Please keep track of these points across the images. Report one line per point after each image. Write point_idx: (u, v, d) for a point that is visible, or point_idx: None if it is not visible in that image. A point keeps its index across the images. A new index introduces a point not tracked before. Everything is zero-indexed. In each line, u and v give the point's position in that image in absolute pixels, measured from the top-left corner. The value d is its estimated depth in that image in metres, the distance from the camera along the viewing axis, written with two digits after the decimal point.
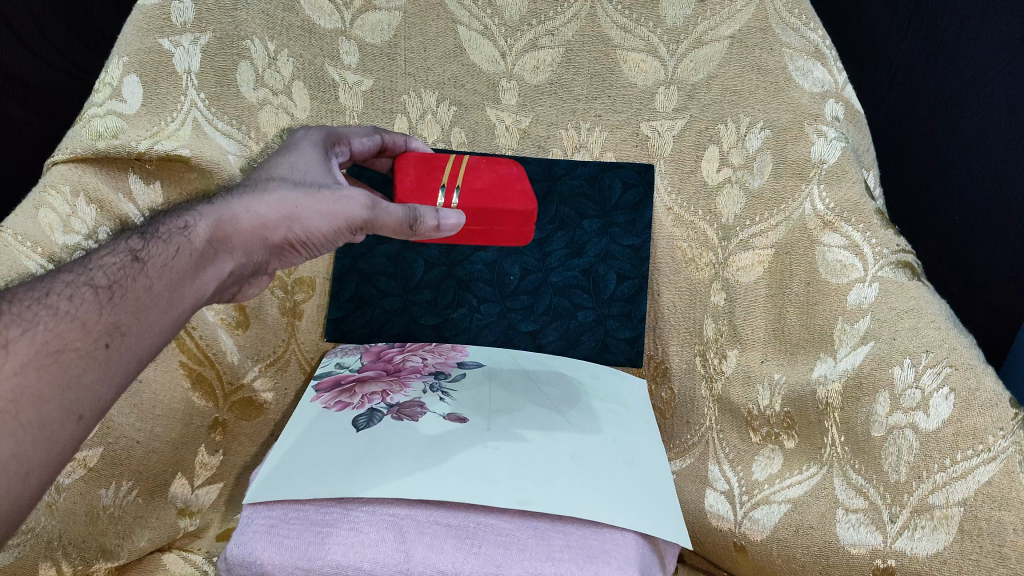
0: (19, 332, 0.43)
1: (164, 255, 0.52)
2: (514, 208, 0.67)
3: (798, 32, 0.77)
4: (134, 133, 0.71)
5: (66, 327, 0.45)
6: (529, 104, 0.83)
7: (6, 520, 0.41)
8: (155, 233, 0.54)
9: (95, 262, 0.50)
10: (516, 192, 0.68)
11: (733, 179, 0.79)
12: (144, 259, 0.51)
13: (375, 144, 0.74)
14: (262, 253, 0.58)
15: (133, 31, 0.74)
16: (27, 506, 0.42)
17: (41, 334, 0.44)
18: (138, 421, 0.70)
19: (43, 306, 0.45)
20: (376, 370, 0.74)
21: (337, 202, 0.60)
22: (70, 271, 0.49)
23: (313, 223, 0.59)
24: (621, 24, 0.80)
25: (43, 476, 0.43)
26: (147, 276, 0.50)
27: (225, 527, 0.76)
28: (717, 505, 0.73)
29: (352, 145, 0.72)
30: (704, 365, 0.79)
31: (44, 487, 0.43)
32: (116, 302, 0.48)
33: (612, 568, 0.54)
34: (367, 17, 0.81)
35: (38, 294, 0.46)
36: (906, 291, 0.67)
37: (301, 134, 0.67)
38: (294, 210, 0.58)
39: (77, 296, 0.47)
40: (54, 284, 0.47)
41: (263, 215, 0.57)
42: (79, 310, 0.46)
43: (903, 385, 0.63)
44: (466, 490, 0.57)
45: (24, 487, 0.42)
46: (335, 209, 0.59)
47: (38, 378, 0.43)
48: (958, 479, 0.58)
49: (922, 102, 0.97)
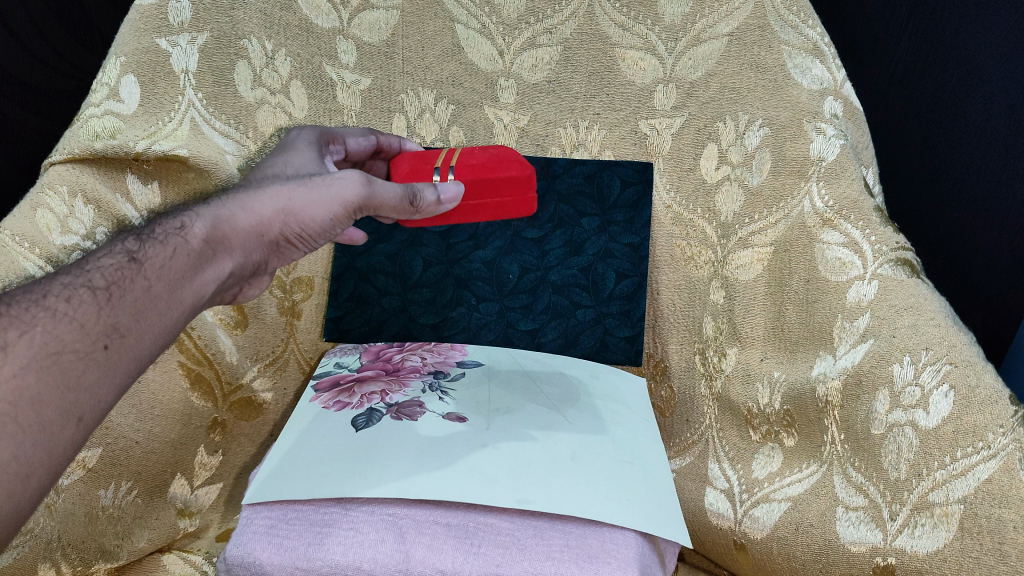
0: (18, 333, 0.43)
1: (162, 255, 0.52)
2: (512, 175, 0.70)
3: (797, 30, 0.77)
4: (132, 133, 0.71)
5: (65, 328, 0.45)
6: (527, 102, 0.83)
7: (6, 524, 0.41)
8: (152, 234, 0.54)
9: (93, 264, 0.50)
10: (511, 162, 0.72)
11: (732, 176, 0.78)
12: (141, 260, 0.51)
13: (370, 144, 0.74)
14: (260, 251, 0.58)
15: (131, 30, 0.74)
16: (27, 509, 0.42)
17: (40, 336, 0.44)
18: (137, 421, 0.70)
19: (41, 307, 0.45)
20: (376, 369, 0.74)
21: (333, 186, 0.60)
22: (68, 273, 0.49)
23: (311, 213, 0.59)
24: (619, 22, 0.80)
25: (44, 479, 0.43)
26: (145, 276, 0.50)
27: (225, 527, 0.76)
28: (717, 503, 0.73)
29: (347, 145, 0.72)
30: (704, 363, 0.79)
31: (44, 491, 0.43)
32: (115, 302, 0.48)
33: (612, 567, 0.54)
34: (365, 16, 0.81)
35: (36, 295, 0.46)
36: (906, 288, 0.67)
37: (295, 135, 0.69)
38: (291, 203, 0.58)
39: (75, 297, 0.47)
40: (52, 286, 0.47)
41: (261, 212, 0.57)
42: (78, 311, 0.46)
43: (903, 382, 0.63)
44: (465, 490, 0.57)
45: (25, 490, 0.41)
46: (333, 196, 0.60)
47: (38, 380, 0.43)
48: (958, 476, 0.58)
49: (922, 99, 0.97)
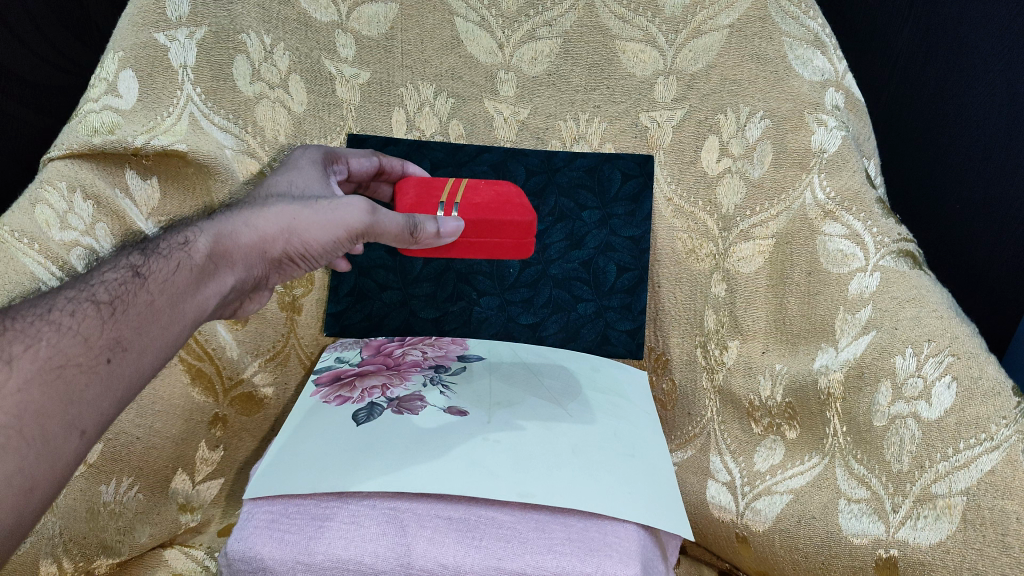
0: (21, 348, 0.43)
1: (165, 270, 0.52)
2: (515, 219, 0.69)
3: (798, 21, 0.77)
4: (131, 129, 0.71)
5: (68, 342, 0.45)
6: (528, 95, 0.82)
7: (7, 540, 0.40)
8: (155, 248, 0.54)
9: (96, 278, 0.50)
10: (515, 205, 0.70)
11: (733, 169, 0.78)
12: (145, 275, 0.51)
13: (373, 165, 0.74)
14: (262, 266, 0.58)
15: (129, 25, 0.74)
16: (29, 522, 0.42)
17: (45, 349, 0.44)
18: (137, 418, 0.71)
19: (46, 321, 0.46)
20: (376, 365, 0.73)
21: (337, 210, 0.59)
22: (72, 287, 0.49)
23: (314, 233, 0.59)
24: (619, 14, 0.80)
25: (47, 493, 0.43)
26: (149, 291, 0.50)
27: (226, 522, 0.76)
28: (718, 496, 0.74)
29: (350, 164, 0.72)
30: (704, 356, 0.78)
31: (46, 504, 0.42)
32: (118, 317, 0.48)
33: (614, 560, 0.53)
34: (364, 10, 0.80)
35: (41, 310, 0.46)
36: (907, 280, 0.66)
37: (299, 152, 0.69)
38: (295, 221, 0.58)
39: (79, 311, 0.47)
40: (57, 301, 0.47)
41: (264, 228, 0.57)
42: (81, 325, 0.46)
43: (905, 374, 0.62)
44: (465, 483, 0.57)
45: (29, 504, 0.41)
46: (336, 218, 0.59)
47: (42, 395, 0.43)
48: (960, 468, 0.57)
49: (923, 91, 0.96)
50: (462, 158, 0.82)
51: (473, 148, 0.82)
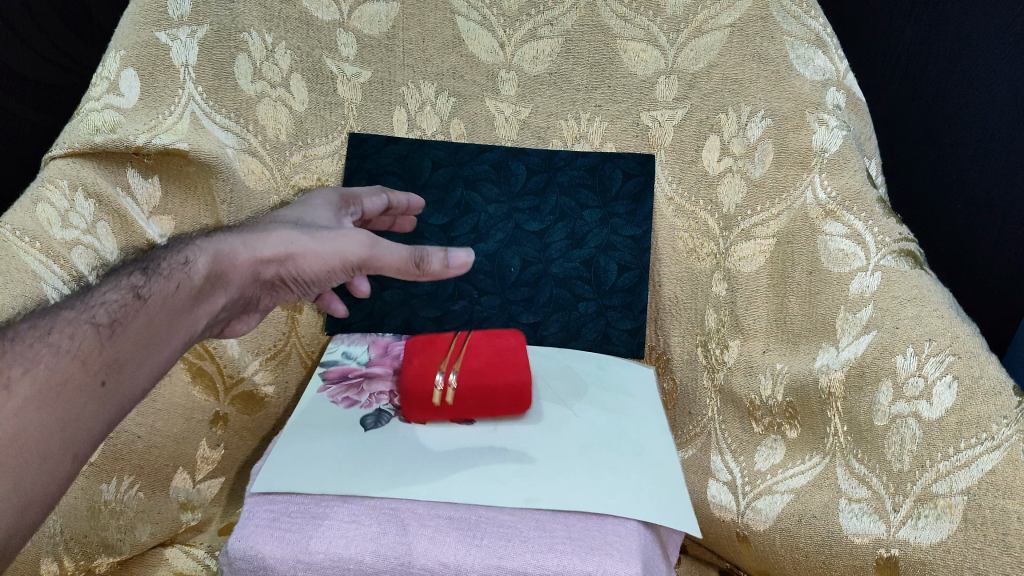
0: (20, 372, 0.43)
1: (165, 291, 0.53)
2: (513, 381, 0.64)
3: (799, 21, 0.77)
4: (132, 127, 0.71)
5: (67, 363, 0.46)
6: (528, 95, 0.82)
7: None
8: (156, 268, 0.55)
9: (96, 298, 0.50)
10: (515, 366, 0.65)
11: (733, 168, 0.78)
12: (146, 296, 0.52)
13: (384, 203, 0.76)
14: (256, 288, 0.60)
15: (131, 23, 0.74)
16: (19, 541, 0.41)
17: (44, 370, 0.44)
18: (138, 417, 0.70)
19: (45, 343, 0.46)
20: (384, 367, 0.73)
21: (337, 240, 0.61)
22: (71, 306, 0.49)
23: (313, 261, 0.61)
24: (621, 14, 0.80)
25: (39, 512, 0.43)
26: (148, 312, 0.51)
27: (226, 521, 0.77)
28: (719, 495, 0.74)
29: (364, 205, 0.74)
30: (705, 355, 0.79)
31: (36, 524, 0.42)
32: (117, 337, 0.49)
33: (615, 559, 0.53)
34: (365, 9, 0.80)
35: (40, 331, 0.46)
36: (908, 279, 0.66)
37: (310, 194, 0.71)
38: (295, 248, 0.60)
39: (78, 333, 0.47)
40: (56, 321, 0.48)
41: (263, 252, 0.59)
42: (81, 346, 0.47)
43: (906, 374, 0.62)
44: (472, 492, 0.58)
45: (21, 524, 0.41)
46: (337, 247, 0.61)
47: (41, 416, 0.43)
48: (961, 468, 0.57)
49: (925, 90, 0.96)
50: (463, 158, 0.82)
51: (473, 146, 0.82)
